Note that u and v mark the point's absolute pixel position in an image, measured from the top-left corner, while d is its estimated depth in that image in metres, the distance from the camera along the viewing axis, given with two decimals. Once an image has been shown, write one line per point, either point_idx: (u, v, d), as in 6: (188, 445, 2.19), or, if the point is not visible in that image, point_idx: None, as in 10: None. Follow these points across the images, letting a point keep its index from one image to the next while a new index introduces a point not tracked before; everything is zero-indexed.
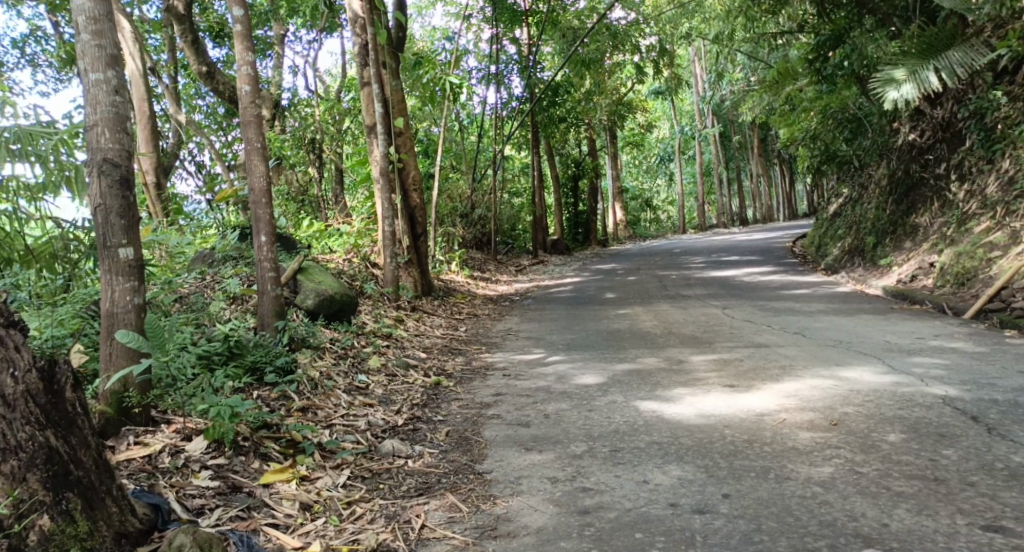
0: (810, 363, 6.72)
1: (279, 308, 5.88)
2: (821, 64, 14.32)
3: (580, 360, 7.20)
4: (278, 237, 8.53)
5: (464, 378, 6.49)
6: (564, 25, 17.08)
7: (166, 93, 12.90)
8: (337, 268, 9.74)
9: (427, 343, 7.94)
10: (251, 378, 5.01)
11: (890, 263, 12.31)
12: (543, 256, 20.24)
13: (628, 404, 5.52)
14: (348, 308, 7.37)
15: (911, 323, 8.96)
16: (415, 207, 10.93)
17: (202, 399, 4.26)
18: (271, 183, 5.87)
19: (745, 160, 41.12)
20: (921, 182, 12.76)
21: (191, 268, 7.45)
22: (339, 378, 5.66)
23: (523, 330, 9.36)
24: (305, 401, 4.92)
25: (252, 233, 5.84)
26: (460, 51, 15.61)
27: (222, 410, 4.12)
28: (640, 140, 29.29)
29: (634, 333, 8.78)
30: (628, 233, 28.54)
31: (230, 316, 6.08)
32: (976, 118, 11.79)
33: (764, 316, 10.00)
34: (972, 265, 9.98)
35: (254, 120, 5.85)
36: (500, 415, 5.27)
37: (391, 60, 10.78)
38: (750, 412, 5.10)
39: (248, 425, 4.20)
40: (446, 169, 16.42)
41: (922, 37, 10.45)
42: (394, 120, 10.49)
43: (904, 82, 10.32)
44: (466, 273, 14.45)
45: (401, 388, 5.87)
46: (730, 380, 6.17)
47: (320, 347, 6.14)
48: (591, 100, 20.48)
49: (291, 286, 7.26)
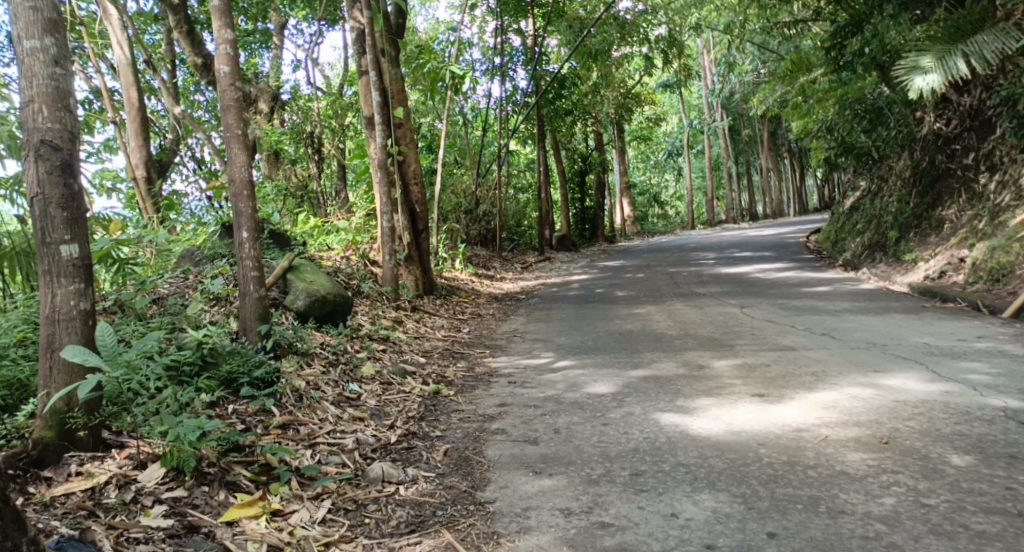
0: (844, 370, 6.18)
1: (263, 311, 5.33)
2: (837, 53, 13.71)
3: (592, 365, 6.67)
4: (270, 233, 8.00)
5: (467, 385, 5.96)
6: (571, 16, 16.48)
7: (162, 85, 12.32)
8: (333, 267, 9.22)
9: (426, 346, 7.40)
10: (226, 391, 4.50)
11: (913, 259, 11.71)
12: (550, 253, 19.67)
13: (647, 417, 4.98)
14: (341, 308, 6.83)
15: (945, 323, 8.41)
16: (418, 202, 10.43)
17: (161, 419, 3.77)
18: (254, 173, 5.34)
19: (754, 154, 40.46)
20: (946, 173, 12.21)
21: (175, 268, 6.88)
22: (327, 388, 5.12)
23: (530, 332, 8.81)
24: (286, 417, 4.39)
25: (233, 228, 5.29)
26: (464, 43, 15.07)
27: (181, 432, 3.61)
28: (648, 135, 28.66)
29: (648, 335, 8.23)
30: (636, 230, 27.96)
31: (209, 320, 5.54)
32: (1007, 106, 11.16)
33: (786, 315, 9.44)
34: (1007, 261, 9.42)
35: (233, 105, 5.31)
36: (506, 430, 4.75)
37: (391, 48, 10.25)
38: (786, 427, 4.64)
39: (213, 449, 3.70)
40: (450, 163, 15.86)
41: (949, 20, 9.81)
42: (395, 110, 9.96)
43: (931, 70, 9.69)
44: (470, 270, 13.90)
45: (396, 399, 5.33)
46: (758, 390, 5.63)
47: (309, 353, 5.60)
48: (598, 93, 19.92)
49: (281, 286, 6.76)
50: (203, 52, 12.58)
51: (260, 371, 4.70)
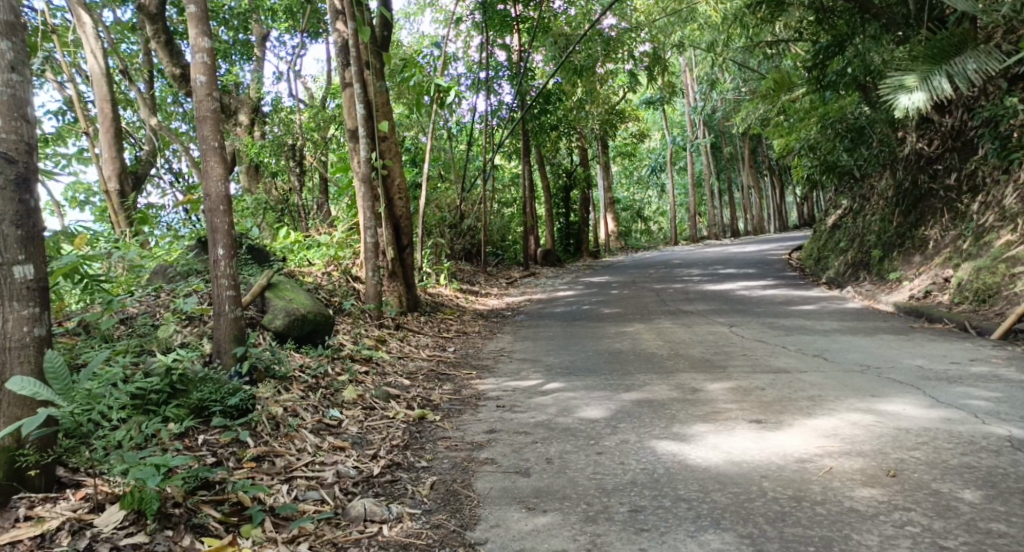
0: (841, 394, 6.00)
1: (238, 332, 5.07)
2: (818, 73, 13.64)
3: (582, 387, 6.45)
4: (249, 249, 7.74)
5: (453, 410, 5.71)
6: (556, 32, 16.33)
7: (139, 96, 12.04)
8: (314, 283, 8.96)
9: (411, 367, 7.14)
10: (196, 420, 4.24)
11: (898, 277, 11.59)
12: (534, 268, 19.45)
13: (643, 444, 4.77)
14: (322, 327, 6.57)
15: (938, 344, 8.27)
16: (401, 217, 10.20)
17: (122, 455, 3.54)
18: (231, 188, 5.08)
19: (736, 171, 40.53)
20: (928, 194, 12.11)
21: (148, 285, 6.60)
22: (306, 414, 4.86)
23: (517, 351, 8.57)
24: (261, 448, 4.14)
25: (208, 245, 5.03)
26: (448, 57, 14.87)
27: (143, 469, 3.38)
28: (632, 151, 28.59)
29: (637, 355, 8.01)
30: (620, 245, 27.79)
31: (181, 342, 5.28)
32: (989, 127, 11.08)
33: (776, 335, 9.27)
34: (994, 281, 9.32)
35: (210, 117, 5.05)
36: (495, 460, 4.51)
37: (376, 60, 10.04)
38: (787, 457, 4.42)
39: (180, 488, 3.48)
40: (434, 178, 15.65)
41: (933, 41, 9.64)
42: (379, 124, 9.73)
43: (916, 89, 9.56)
44: (454, 286, 13.65)
45: (379, 425, 5.08)
46: (755, 416, 5.42)
47: (287, 377, 5.35)
48: (582, 109, 19.79)
49: (259, 304, 6.50)
50: (182, 63, 12.33)
51: (235, 398, 4.44)
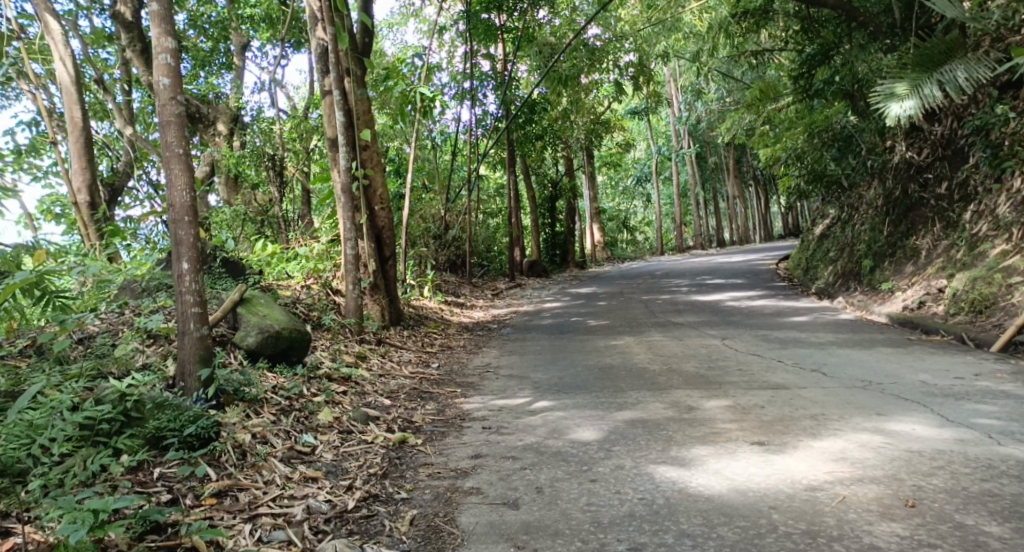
0: (845, 412, 5.70)
1: (205, 352, 4.73)
2: (806, 82, 13.40)
3: (573, 405, 6.13)
4: (223, 262, 7.39)
5: (437, 432, 5.37)
6: (540, 41, 16.03)
7: (113, 105, 11.65)
8: (293, 297, 8.61)
9: (392, 385, 6.77)
10: (151, 453, 3.98)
11: (890, 288, 11.35)
12: (520, 279, 19.11)
13: (641, 469, 4.47)
14: (299, 345, 6.20)
15: (937, 357, 8.02)
16: (383, 228, 9.85)
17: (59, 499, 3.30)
18: (197, 197, 4.72)
19: (721, 180, 40.41)
20: (920, 203, 11.88)
21: (114, 301, 6.23)
22: (277, 440, 4.54)
23: (503, 366, 8.22)
24: (223, 483, 3.88)
25: (172, 259, 4.69)
26: (431, 66, 14.54)
27: (80, 514, 3.16)
28: (618, 162, 28.36)
29: (629, 370, 7.68)
30: (607, 255, 27.47)
31: (142, 363, 4.95)
32: (982, 135, 10.88)
33: (770, 348, 8.99)
34: (990, 292, 9.07)
35: (174, 121, 4.70)
36: (482, 489, 4.19)
37: (357, 67, 9.70)
38: (796, 484, 4.14)
39: (123, 535, 3.26)
40: (418, 188, 15.31)
41: (921, 48, 9.42)
42: (359, 132, 9.38)
43: (907, 97, 9.32)
44: (438, 298, 13.30)
45: (356, 451, 4.74)
46: (756, 437, 5.11)
47: (257, 400, 5.01)
48: (568, 119, 19.49)
49: (231, 320, 6.16)
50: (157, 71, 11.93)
51: (194, 427, 4.15)
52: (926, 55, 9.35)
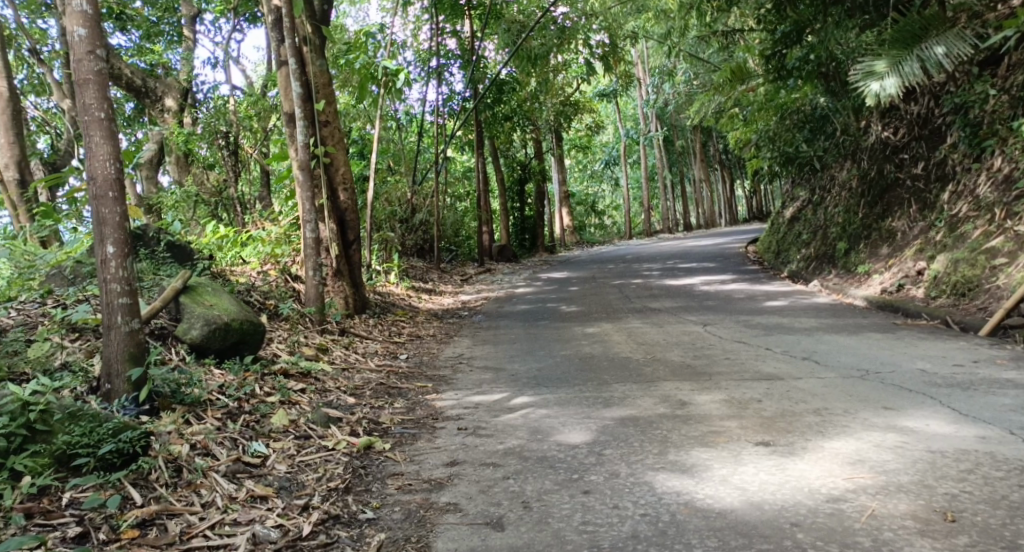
0: (849, 405, 5.19)
1: (135, 349, 4.16)
2: (778, 62, 12.53)
3: (554, 402, 5.57)
4: (169, 246, 6.78)
5: (406, 435, 4.78)
6: (508, 19, 15.30)
7: (52, 78, 10.84)
8: (247, 285, 7.99)
9: (356, 380, 6.15)
10: (58, 474, 3.49)
11: (866, 270, 10.92)
12: (490, 264, 18.50)
13: (639, 477, 3.95)
14: (251, 338, 5.60)
15: (932, 342, 7.56)
16: (346, 209, 9.23)
17: None
18: (122, 169, 4.15)
19: (688, 165, 40.09)
20: (895, 183, 11.43)
21: (41, 289, 5.57)
22: (220, 451, 3.96)
23: (477, 358, 7.64)
24: (147, 510, 3.36)
25: (94, 242, 4.11)
26: (396, 43, 13.83)
27: None
28: (587, 144, 27.86)
29: (611, 361, 7.14)
30: (576, 240, 26.97)
31: (64, 364, 4.40)
32: (959, 114, 10.44)
33: (755, 334, 8.52)
34: (974, 274, 8.62)
35: (93, 79, 4.08)
36: (460, 506, 3.64)
37: (315, 36, 9.02)
38: (816, 492, 3.66)
39: None
40: (383, 170, 14.67)
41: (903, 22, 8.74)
42: (318, 106, 8.75)
43: (886, 74, 8.67)
44: (405, 284, 12.66)
45: (315, 459, 4.17)
46: (760, 435, 4.58)
47: (198, 403, 4.45)
48: (537, 100, 18.85)
49: (172, 311, 5.56)
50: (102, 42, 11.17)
51: (113, 443, 3.61)
52: (904, 32, 8.70)
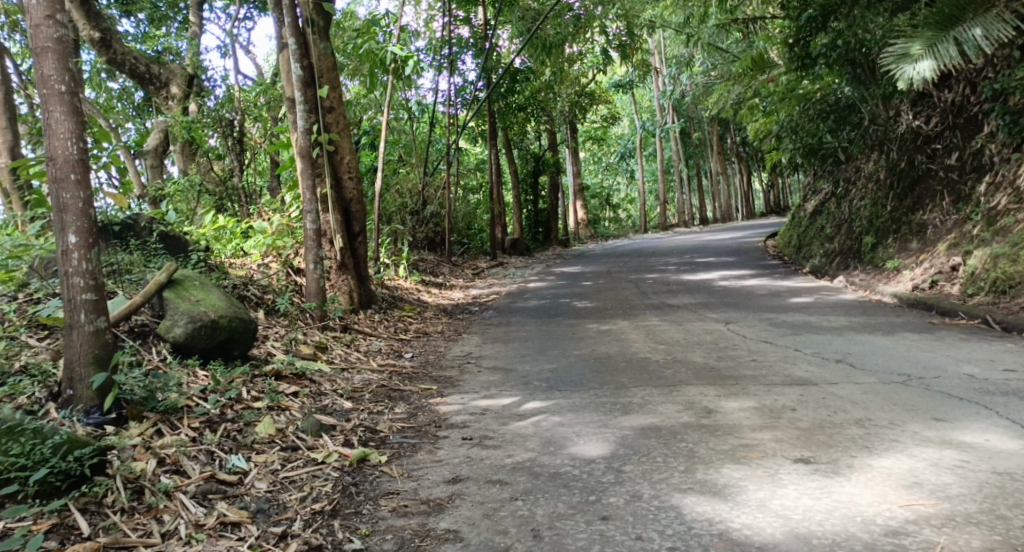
0: (895, 415, 4.70)
1: (101, 351, 3.76)
2: (803, 49, 11.98)
3: (567, 409, 5.09)
4: (161, 237, 6.37)
5: (405, 445, 4.34)
6: (522, 6, 14.76)
7: None
8: (245, 278, 7.57)
9: (355, 382, 5.71)
10: None
11: (896, 266, 10.36)
12: (502, 258, 18.02)
13: (666, 499, 3.51)
14: (240, 336, 5.13)
15: (976, 344, 7.03)
16: (351, 199, 8.79)
17: None
18: (86, 148, 3.73)
19: (705, 158, 39.44)
20: (926, 175, 10.89)
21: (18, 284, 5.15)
22: (192, 468, 3.62)
23: (486, 357, 7.17)
24: (94, 543, 3.03)
25: (55, 230, 3.70)
26: (406, 29, 13.32)
27: None
28: (602, 135, 27.31)
29: (629, 362, 6.65)
30: (591, 235, 26.42)
31: (26, 368, 4.02)
32: (998, 101, 9.87)
33: (782, 334, 8.02)
34: (1016, 270, 8.07)
35: (51, 48, 3.66)
36: (462, 535, 3.23)
37: (318, 19, 8.57)
38: (870, 523, 3.22)
39: None
40: (393, 161, 14.20)
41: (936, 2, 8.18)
42: (321, 92, 8.29)
43: (921, 57, 8.11)
44: (415, 278, 12.21)
45: (300, 473, 3.78)
46: (798, 450, 4.10)
47: (173, 410, 4.04)
48: (551, 90, 18.30)
49: (158, 307, 5.15)
50: (102, 26, 10.75)
51: (55, 464, 3.22)
52: (941, 11, 8.07)
